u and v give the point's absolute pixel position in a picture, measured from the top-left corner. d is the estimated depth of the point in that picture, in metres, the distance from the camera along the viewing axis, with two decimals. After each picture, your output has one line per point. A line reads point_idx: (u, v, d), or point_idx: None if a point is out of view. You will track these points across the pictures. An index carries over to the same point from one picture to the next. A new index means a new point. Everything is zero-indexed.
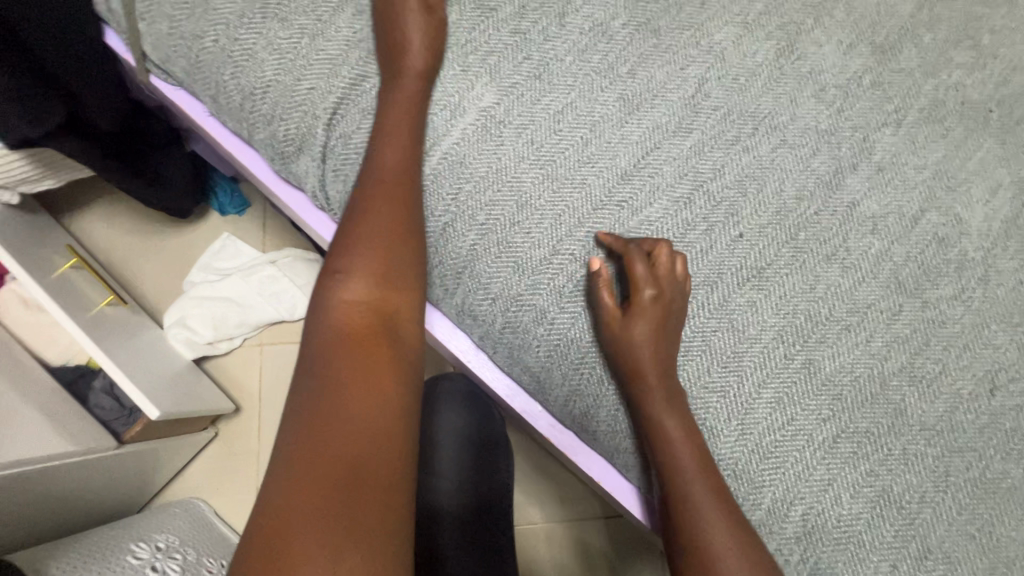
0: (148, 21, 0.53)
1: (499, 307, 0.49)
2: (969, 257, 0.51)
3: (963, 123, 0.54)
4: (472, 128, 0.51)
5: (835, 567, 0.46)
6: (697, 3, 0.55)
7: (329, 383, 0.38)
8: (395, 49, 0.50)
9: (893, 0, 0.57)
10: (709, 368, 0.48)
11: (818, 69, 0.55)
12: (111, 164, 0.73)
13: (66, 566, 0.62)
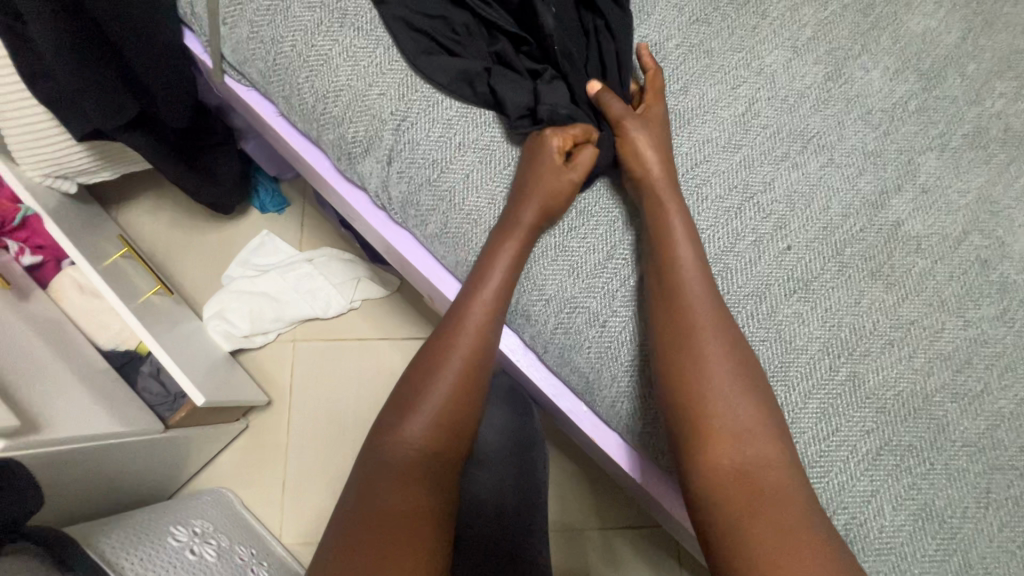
0: (230, 26, 0.56)
1: (552, 308, 0.52)
2: (1011, 280, 0.52)
3: (1006, 149, 0.56)
4: None
5: None
6: (749, 27, 0.58)
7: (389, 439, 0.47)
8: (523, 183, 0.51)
9: (938, 30, 0.59)
10: None
11: (865, 93, 0.57)
12: (171, 158, 0.76)
13: (114, 541, 0.64)
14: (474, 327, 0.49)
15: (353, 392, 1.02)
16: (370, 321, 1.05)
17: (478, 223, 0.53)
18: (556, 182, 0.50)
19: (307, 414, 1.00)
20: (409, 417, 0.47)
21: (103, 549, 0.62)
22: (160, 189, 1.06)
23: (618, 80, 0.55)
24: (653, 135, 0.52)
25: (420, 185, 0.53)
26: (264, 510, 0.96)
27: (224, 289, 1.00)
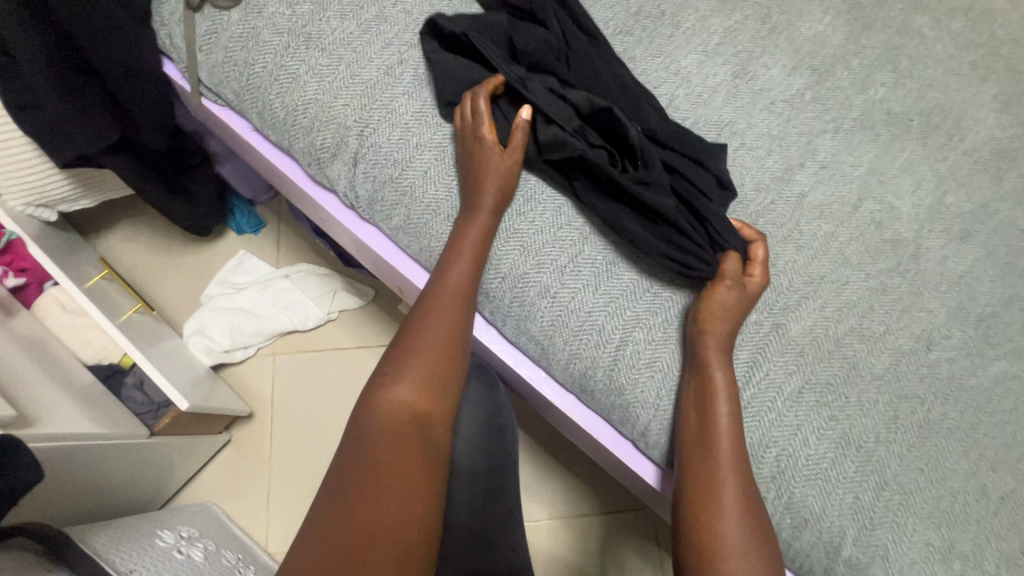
0: (206, 53, 0.63)
1: (507, 284, 0.58)
2: (902, 238, 0.61)
3: (889, 129, 0.65)
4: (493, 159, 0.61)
5: (807, 501, 0.52)
6: (666, 36, 0.67)
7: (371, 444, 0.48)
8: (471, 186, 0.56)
9: (826, 34, 0.69)
10: None
11: (768, 87, 0.66)
12: (149, 180, 0.81)
13: (103, 540, 0.66)
14: (447, 314, 0.54)
15: (333, 399, 1.05)
16: (348, 331, 1.09)
17: (437, 214, 0.58)
18: (496, 169, 0.56)
19: (291, 424, 1.03)
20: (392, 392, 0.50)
21: (94, 545, 0.64)
22: (139, 216, 1.10)
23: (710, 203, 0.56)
24: (730, 297, 0.54)
25: (384, 183, 0.59)
26: (248, 520, 0.98)
27: (203, 307, 1.04)
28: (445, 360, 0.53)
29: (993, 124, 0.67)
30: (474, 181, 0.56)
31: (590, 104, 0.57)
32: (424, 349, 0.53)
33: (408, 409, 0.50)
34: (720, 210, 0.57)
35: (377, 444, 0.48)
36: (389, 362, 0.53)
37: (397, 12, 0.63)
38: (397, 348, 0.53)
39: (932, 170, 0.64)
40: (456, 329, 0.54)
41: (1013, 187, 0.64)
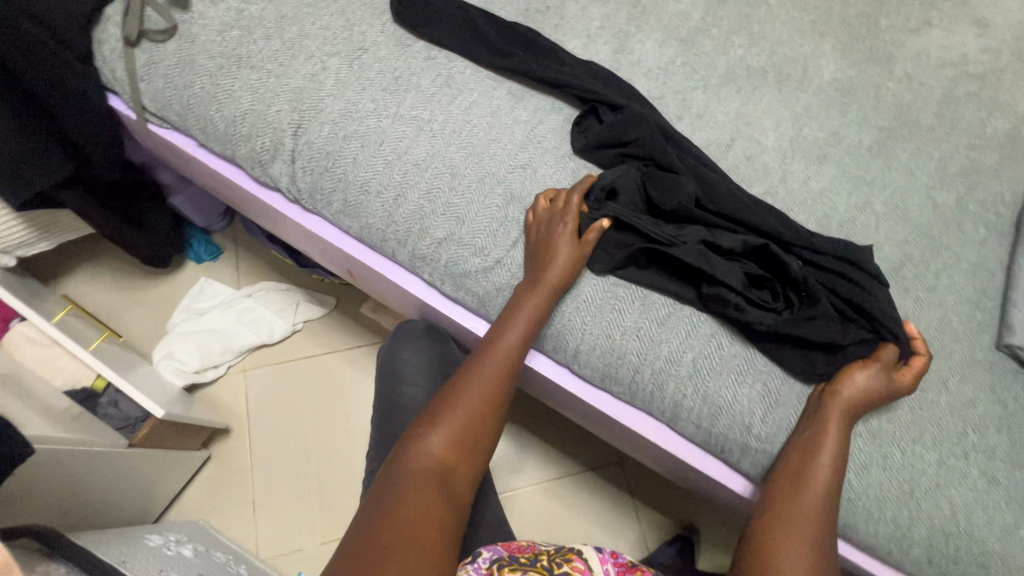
0: (147, 81, 0.70)
1: (442, 247, 0.65)
2: (771, 167, 0.72)
3: (749, 82, 0.77)
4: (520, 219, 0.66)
5: (720, 391, 0.61)
6: (554, 25, 0.77)
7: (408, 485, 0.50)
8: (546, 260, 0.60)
9: (687, 11, 0.81)
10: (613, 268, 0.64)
11: (644, 59, 0.77)
12: (104, 212, 0.87)
13: (97, 539, 0.71)
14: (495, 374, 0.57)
15: (307, 405, 1.09)
16: (315, 340, 1.14)
17: (369, 193, 0.66)
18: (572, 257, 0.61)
19: (268, 434, 1.07)
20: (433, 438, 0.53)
21: (90, 541, 0.68)
22: (97, 257, 1.14)
23: (869, 329, 0.60)
24: (870, 381, 0.57)
25: (321, 174, 0.67)
26: (237, 531, 1.00)
27: (171, 333, 1.08)
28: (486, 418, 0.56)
29: (834, 68, 0.80)
30: (546, 258, 0.60)
31: (744, 245, 0.61)
32: (470, 405, 0.55)
33: (442, 456, 0.53)
34: (881, 300, 0.61)
35: (410, 486, 0.50)
36: (434, 409, 0.55)
37: (316, 29, 0.72)
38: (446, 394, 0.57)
39: (788, 110, 0.76)
40: (500, 387, 0.57)
41: (856, 116, 0.77)
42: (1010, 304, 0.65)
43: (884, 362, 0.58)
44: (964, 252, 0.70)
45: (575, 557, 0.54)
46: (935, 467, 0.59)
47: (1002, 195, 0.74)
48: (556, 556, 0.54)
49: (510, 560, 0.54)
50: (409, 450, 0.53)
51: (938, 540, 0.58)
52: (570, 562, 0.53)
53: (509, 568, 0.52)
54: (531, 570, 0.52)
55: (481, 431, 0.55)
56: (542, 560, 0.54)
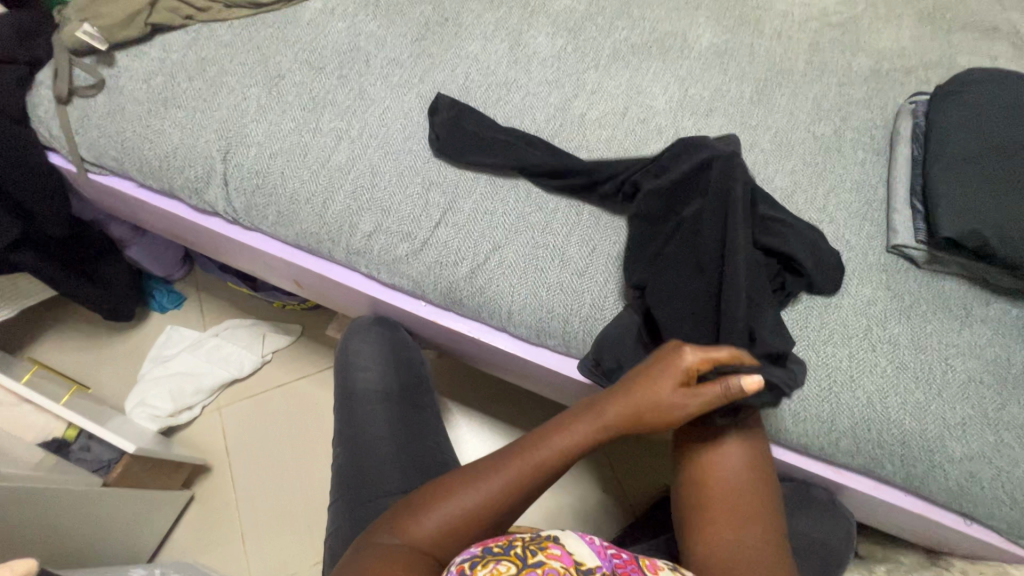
0: (82, 133, 0.77)
1: (371, 239, 0.71)
2: (664, 125, 0.79)
3: (635, 57, 0.85)
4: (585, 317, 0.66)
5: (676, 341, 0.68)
6: (453, 33, 0.85)
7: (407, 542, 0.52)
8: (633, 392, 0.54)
9: (573, 5, 0.90)
10: (535, 235, 0.70)
11: (538, 50, 0.85)
12: (62, 269, 0.91)
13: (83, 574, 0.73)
14: (519, 472, 0.54)
15: (283, 431, 1.10)
16: (284, 368, 1.15)
17: (299, 201, 0.72)
18: (670, 400, 0.52)
19: (248, 464, 1.07)
20: (429, 521, 0.53)
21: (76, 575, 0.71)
22: (62, 321, 1.17)
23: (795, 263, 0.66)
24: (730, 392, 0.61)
25: (253, 191, 0.73)
26: (227, 565, 0.99)
27: (141, 381, 1.10)
28: (497, 509, 0.53)
29: (711, 36, 0.88)
30: (635, 389, 0.54)
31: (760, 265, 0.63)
32: (484, 493, 0.53)
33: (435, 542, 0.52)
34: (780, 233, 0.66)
35: (392, 555, 0.50)
36: (440, 491, 0.55)
37: (235, 65, 0.79)
38: (459, 476, 0.55)
39: (674, 76, 0.84)
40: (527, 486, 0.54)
41: (736, 72, 0.85)
42: (892, 210, 0.72)
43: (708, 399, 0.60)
44: (847, 172, 0.77)
45: (551, 543, 0.48)
46: (846, 361, 0.64)
47: (875, 120, 0.81)
48: (530, 543, 0.48)
49: (483, 553, 0.47)
50: (404, 522, 0.53)
51: (860, 428, 0.63)
52: (546, 550, 0.47)
53: (482, 565, 0.46)
54: (504, 559, 0.46)
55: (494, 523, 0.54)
56: (516, 547, 0.47)
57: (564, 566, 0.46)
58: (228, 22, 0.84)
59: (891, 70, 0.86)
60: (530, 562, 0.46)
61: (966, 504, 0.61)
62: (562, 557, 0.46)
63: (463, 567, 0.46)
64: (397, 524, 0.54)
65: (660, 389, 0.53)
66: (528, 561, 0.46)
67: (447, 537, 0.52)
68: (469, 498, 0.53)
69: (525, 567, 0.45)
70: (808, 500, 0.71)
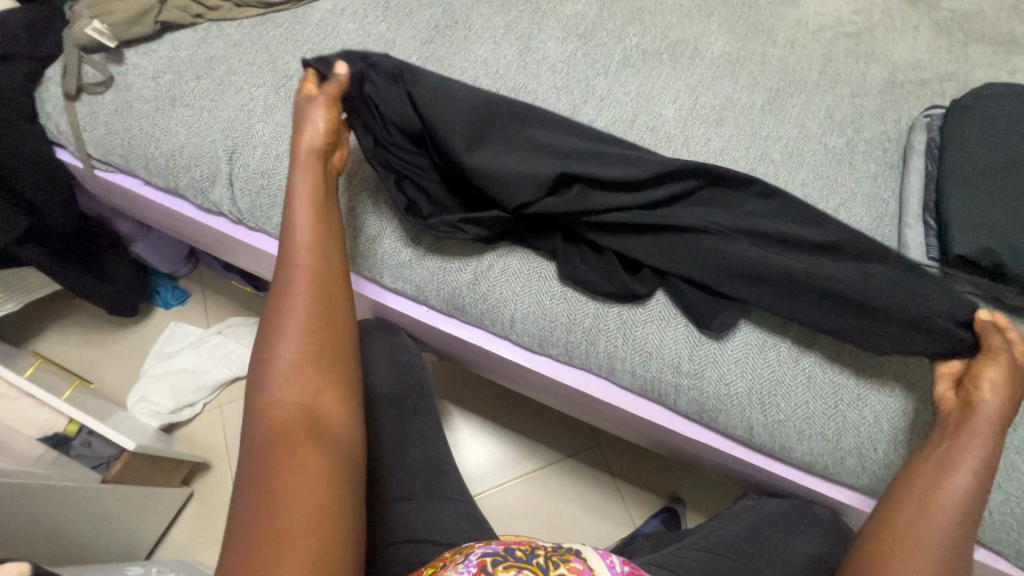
0: (90, 130, 0.77)
1: (375, 243, 0.70)
2: (672, 134, 0.78)
3: (646, 63, 0.84)
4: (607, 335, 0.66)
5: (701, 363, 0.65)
6: (462, 37, 0.85)
7: (269, 442, 0.47)
8: (302, 153, 0.60)
9: (584, 10, 0.89)
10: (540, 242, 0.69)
11: (547, 55, 0.84)
12: (66, 263, 0.91)
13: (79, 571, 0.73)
14: (307, 275, 0.55)
15: None
16: None
17: None
18: (323, 117, 0.61)
19: None
20: (275, 377, 0.50)
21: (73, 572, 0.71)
22: (67, 316, 1.18)
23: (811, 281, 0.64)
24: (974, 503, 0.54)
25: (258, 192, 0.73)
26: None
27: (143, 377, 1.10)
28: (312, 353, 0.52)
29: (722, 43, 0.87)
30: (299, 150, 0.60)
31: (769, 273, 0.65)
32: (287, 344, 0.51)
33: (294, 380, 0.50)
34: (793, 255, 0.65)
35: (288, 454, 0.46)
36: (257, 359, 0.52)
37: (243, 64, 0.79)
38: (259, 355, 0.52)
39: (685, 84, 0.83)
40: (330, 272, 0.56)
41: (747, 80, 0.84)
42: (904, 225, 0.71)
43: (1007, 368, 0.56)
44: (859, 186, 0.76)
45: (573, 558, 0.49)
46: (854, 379, 0.63)
47: (888, 132, 0.80)
48: (553, 555, 0.49)
49: (506, 555, 0.49)
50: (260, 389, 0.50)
51: (866, 448, 0.62)
52: (567, 563, 0.48)
53: (504, 567, 0.47)
54: (526, 568, 0.47)
55: (321, 364, 0.52)
56: (539, 557, 0.49)
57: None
58: (238, 21, 0.84)
59: (905, 83, 0.84)
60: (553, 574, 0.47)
61: (973, 528, 0.60)
62: (584, 572, 0.47)
63: (485, 561, 0.48)
64: (251, 418, 0.49)
65: (312, 119, 0.60)
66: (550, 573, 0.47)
67: (297, 361, 0.51)
68: (282, 352, 0.51)
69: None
70: (810, 519, 0.70)
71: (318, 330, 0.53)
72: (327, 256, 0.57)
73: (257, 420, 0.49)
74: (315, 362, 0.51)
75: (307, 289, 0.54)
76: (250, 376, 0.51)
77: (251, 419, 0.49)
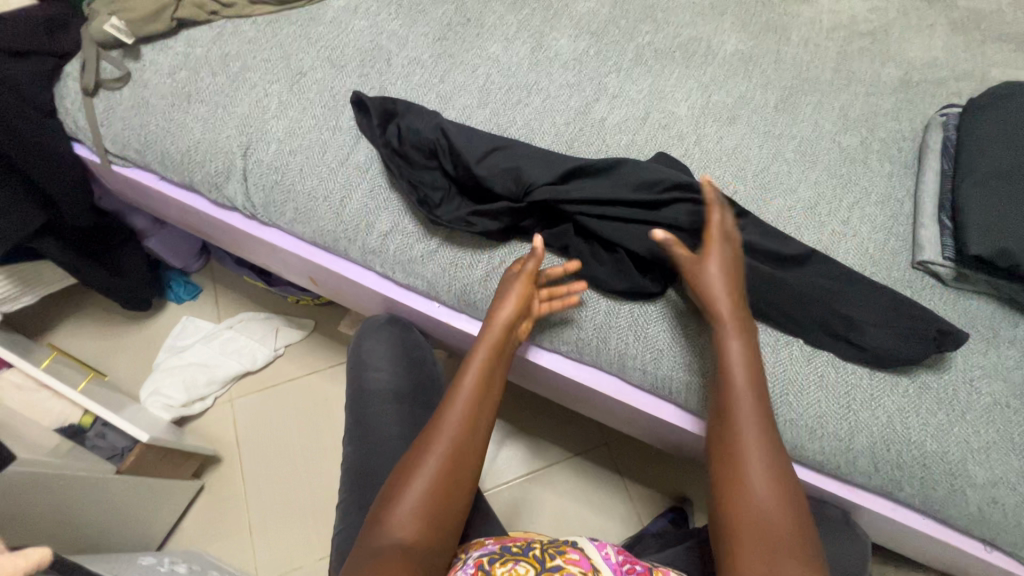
0: (107, 126, 0.78)
1: (387, 238, 0.71)
2: (685, 132, 0.78)
3: (659, 61, 0.84)
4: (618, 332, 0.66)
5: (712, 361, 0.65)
6: (475, 34, 0.85)
7: (381, 559, 0.47)
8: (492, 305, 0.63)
9: (597, 8, 0.89)
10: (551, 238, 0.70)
11: (559, 53, 0.84)
12: (83, 257, 0.92)
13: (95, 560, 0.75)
14: (466, 412, 0.57)
15: (293, 425, 1.11)
16: (296, 363, 1.16)
17: (317, 199, 0.72)
18: (510, 307, 0.61)
19: (256, 455, 1.08)
20: (398, 513, 0.51)
21: (89, 561, 0.73)
22: (81, 309, 1.19)
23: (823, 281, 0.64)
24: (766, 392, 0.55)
25: (272, 187, 0.74)
26: (234, 557, 0.99)
27: (156, 371, 1.11)
28: (443, 495, 0.52)
29: (735, 41, 0.87)
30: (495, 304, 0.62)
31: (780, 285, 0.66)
32: (427, 474, 0.53)
33: (410, 534, 0.50)
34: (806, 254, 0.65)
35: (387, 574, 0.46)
36: (391, 486, 0.53)
37: (257, 61, 0.80)
38: (406, 468, 0.54)
39: (697, 82, 0.83)
40: (479, 428, 0.57)
41: (761, 79, 0.83)
42: (918, 225, 0.70)
43: (715, 247, 0.61)
44: (873, 185, 0.75)
45: (571, 549, 0.49)
46: (867, 379, 0.63)
47: (903, 132, 0.79)
48: (549, 548, 0.49)
49: (501, 552, 0.49)
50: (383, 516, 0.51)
51: (879, 448, 0.61)
52: (564, 555, 0.48)
53: (500, 563, 0.48)
54: (522, 560, 0.48)
55: (449, 511, 0.52)
56: (534, 550, 0.49)
57: (581, 570, 0.46)
58: (253, 18, 0.84)
59: (921, 81, 0.83)
60: (549, 565, 0.47)
61: (986, 531, 0.60)
62: (580, 562, 0.47)
63: (482, 561, 0.49)
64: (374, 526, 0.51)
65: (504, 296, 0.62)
66: (547, 565, 0.47)
67: (423, 506, 0.51)
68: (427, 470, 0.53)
69: (543, 571, 0.46)
70: (820, 519, 0.70)
71: (458, 480, 0.54)
72: (483, 418, 0.58)
73: (381, 526, 0.50)
74: (445, 507, 0.52)
75: (463, 422, 0.56)
76: (389, 485, 0.54)
77: (376, 520, 0.51)
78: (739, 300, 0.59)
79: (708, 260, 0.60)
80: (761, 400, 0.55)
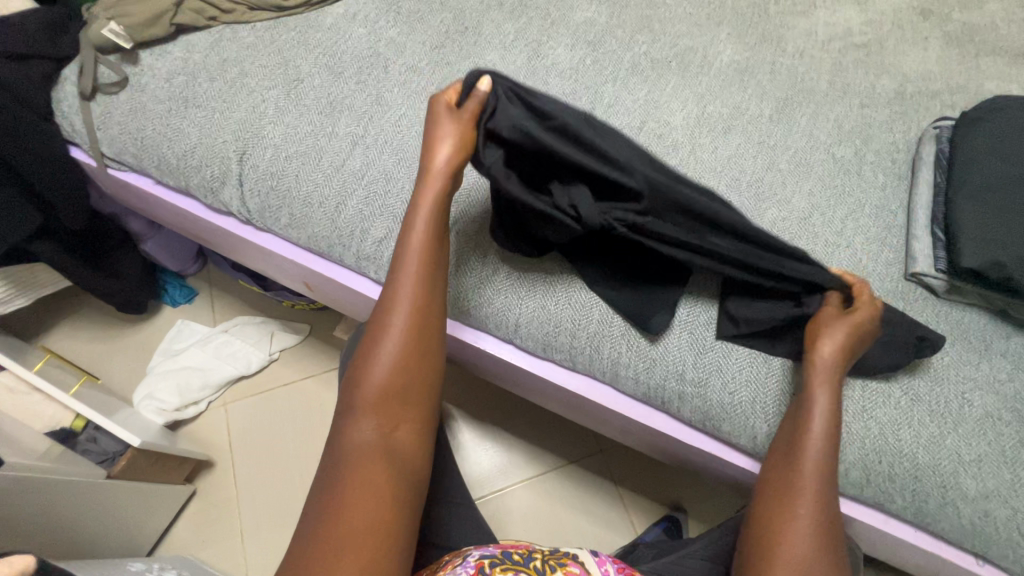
0: (104, 130, 0.78)
1: (382, 245, 0.71)
2: (680, 142, 0.78)
3: (656, 71, 0.85)
4: (612, 341, 0.66)
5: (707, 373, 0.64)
6: (472, 43, 0.85)
7: (355, 459, 0.52)
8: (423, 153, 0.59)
9: (594, 18, 0.89)
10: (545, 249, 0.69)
11: (556, 62, 0.84)
12: (77, 260, 0.92)
13: (85, 565, 0.74)
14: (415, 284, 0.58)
15: (287, 429, 1.10)
16: (291, 367, 1.16)
17: (312, 205, 0.73)
18: (433, 181, 0.59)
19: (250, 459, 1.08)
20: (366, 400, 0.55)
21: (78, 566, 0.72)
22: (76, 312, 1.19)
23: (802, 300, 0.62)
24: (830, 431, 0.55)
25: (268, 193, 0.74)
26: (226, 562, 0.99)
27: (150, 374, 1.11)
28: (402, 374, 0.56)
29: (732, 53, 0.87)
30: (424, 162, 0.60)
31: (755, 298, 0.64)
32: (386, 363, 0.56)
33: (378, 411, 0.55)
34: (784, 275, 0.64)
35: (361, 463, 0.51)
36: (355, 370, 0.57)
37: (255, 67, 0.80)
38: (361, 356, 0.57)
39: (693, 93, 0.83)
40: (432, 288, 0.59)
41: (756, 90, 0.84)
42: (912, 237, 0.70)
43: (855, 320, 0.58)
44: (867, 197, 0.75)
45: (570, 563, 0.49)
46: (859, 391, 0.63)
47: (898, 143, 0.80)
48: (550, 558, 0.50)
49: (502, 557, 0.49)
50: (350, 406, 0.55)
51: (871, 460, 0.61)
52: (563, 567, 0.49)
53: (500, 569, 0.48)
54: (523, 571, 0.48)
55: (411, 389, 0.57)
56: (535, 561, 0.49)
57: None
58: (252, 24, 0.85)
59: (915, 93, 0.84)
60: None
61: (978, 544, 0.60)
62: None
63: (483, 563, 0.49)
64: (342, 420, 0.55)
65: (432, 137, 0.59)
66: None
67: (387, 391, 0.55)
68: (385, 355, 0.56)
69: None
70: None
71: (415, 354, 0.57)
72: (434, 290, 0.60)
73: (347, 424, 0.55)
74: (406, 384, 0.56)
75: (414, 305, 0.58)
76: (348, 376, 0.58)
77: (346, 417, 0.55)
78: (848, 359, 0.57)
79: (844, 320, 0.58)
80: (835, 435, 0.55)
